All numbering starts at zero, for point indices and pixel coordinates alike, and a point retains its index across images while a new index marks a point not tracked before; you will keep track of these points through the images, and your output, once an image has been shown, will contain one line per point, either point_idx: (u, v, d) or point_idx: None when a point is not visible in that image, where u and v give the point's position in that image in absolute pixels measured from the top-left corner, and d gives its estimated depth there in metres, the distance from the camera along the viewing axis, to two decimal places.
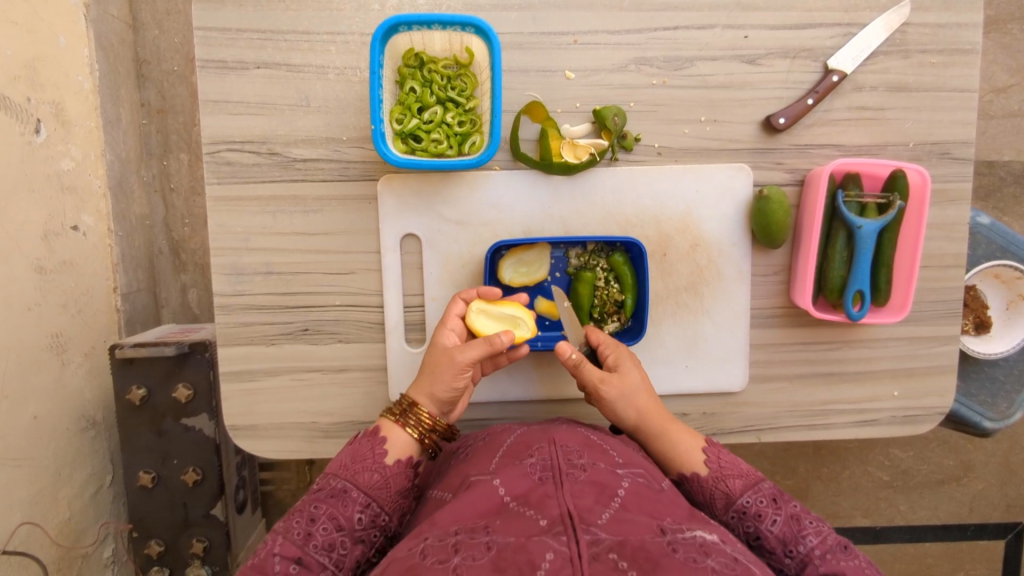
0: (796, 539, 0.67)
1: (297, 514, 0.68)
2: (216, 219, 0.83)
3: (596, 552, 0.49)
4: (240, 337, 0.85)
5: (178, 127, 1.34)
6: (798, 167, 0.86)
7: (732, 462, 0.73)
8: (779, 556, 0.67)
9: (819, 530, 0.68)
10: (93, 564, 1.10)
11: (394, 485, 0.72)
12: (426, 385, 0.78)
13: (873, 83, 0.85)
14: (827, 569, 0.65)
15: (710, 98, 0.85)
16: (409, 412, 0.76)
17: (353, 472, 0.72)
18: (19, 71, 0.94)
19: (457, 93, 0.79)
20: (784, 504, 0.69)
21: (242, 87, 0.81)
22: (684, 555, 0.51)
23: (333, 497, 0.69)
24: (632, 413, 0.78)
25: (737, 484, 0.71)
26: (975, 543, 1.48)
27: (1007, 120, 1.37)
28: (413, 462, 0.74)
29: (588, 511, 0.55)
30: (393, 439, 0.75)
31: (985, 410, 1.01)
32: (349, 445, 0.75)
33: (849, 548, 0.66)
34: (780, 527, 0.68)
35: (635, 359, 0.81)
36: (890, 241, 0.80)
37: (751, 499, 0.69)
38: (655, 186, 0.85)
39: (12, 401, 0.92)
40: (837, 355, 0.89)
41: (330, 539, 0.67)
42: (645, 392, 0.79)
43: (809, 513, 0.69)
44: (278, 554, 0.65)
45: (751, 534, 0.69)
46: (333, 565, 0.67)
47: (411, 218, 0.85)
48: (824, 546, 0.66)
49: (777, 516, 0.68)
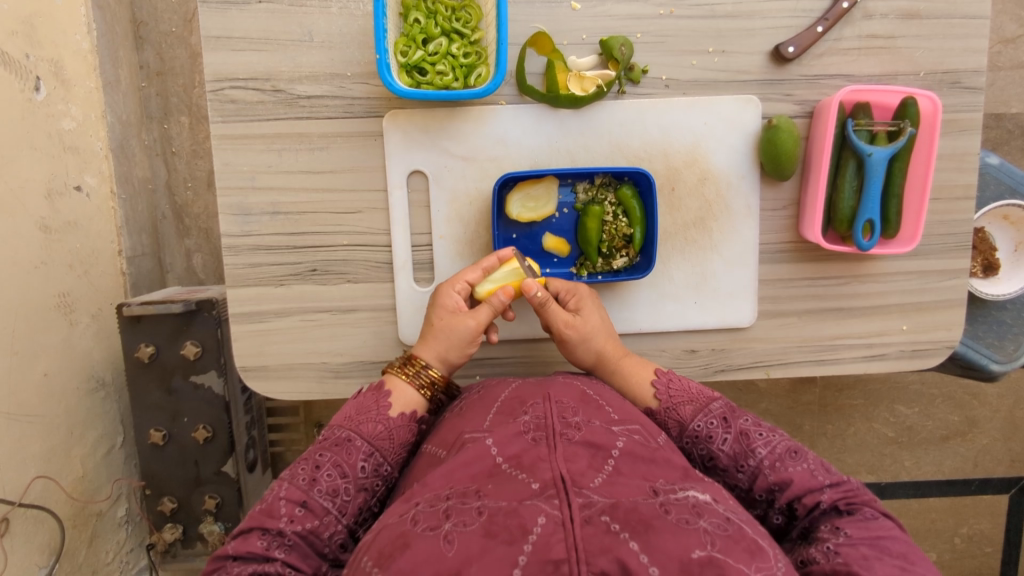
0: (746, 454, 0.70)
1: (303, 462, 0.67)
2: (221, 159, 0.83)
3: (588, 516, 0.49)
4: (249, 278, 0.85)
5: (178, 90, 1.33)
6: (807, 99, 0.85)
7: (682, 388, 0.77)
8: (732, 472, 0.70)
9: (769, 440, 0.70)
10: (108, 522, 1.11)
11: (398, 437, 0.72)
12: (439, 349, 0.79)
13: (883, 10, 0.84)
14: (776, 477, 0.67)
15: (718, 28, 0.84)
16: (421, 372, 0.77)
17: (357, 423, 0.71)
18: (16, 26, 0.93)
19: (462, 25, 0.81)
20: (733, 421, 0.71)
21: (244, 24, 0.81)
22: (676, 517, 0.50)
23: (338, 446, 0.69)
24: (592, 355, 0.82)
25: (688, 411, 0.74)
26: (980, 498, 1.49)
27: (1015, 71, 1.35)
28: (415, 416, 0.74)
29: (580, 475, 0.54)
30: (401, 394, 0.75)
31: (992, 353, 1.01)
32: (353, 399, 0.75)
33: (799, 453, 0.69)
34: (731, 444, 0.70)
35: (597, 302, 0.85)
36: (900, 169, 0.81)
37: (702, 423, 0.73)
38: (664, 119, 0.85)
39: (23, 357, 0.92)
40: (846, 290, 0.89)
41: (334, 485, 0.66)
42: (604, 335, 0.83)
43: (759, 426, 0.71)
44: (284, 498, 0.64)
45: (706, 456, 0.72)
46: (337, 511, 0.66)
47: (418, 154, 0.84)
48: (774, 455, 0.68)
49: (727, 434, 0.71)
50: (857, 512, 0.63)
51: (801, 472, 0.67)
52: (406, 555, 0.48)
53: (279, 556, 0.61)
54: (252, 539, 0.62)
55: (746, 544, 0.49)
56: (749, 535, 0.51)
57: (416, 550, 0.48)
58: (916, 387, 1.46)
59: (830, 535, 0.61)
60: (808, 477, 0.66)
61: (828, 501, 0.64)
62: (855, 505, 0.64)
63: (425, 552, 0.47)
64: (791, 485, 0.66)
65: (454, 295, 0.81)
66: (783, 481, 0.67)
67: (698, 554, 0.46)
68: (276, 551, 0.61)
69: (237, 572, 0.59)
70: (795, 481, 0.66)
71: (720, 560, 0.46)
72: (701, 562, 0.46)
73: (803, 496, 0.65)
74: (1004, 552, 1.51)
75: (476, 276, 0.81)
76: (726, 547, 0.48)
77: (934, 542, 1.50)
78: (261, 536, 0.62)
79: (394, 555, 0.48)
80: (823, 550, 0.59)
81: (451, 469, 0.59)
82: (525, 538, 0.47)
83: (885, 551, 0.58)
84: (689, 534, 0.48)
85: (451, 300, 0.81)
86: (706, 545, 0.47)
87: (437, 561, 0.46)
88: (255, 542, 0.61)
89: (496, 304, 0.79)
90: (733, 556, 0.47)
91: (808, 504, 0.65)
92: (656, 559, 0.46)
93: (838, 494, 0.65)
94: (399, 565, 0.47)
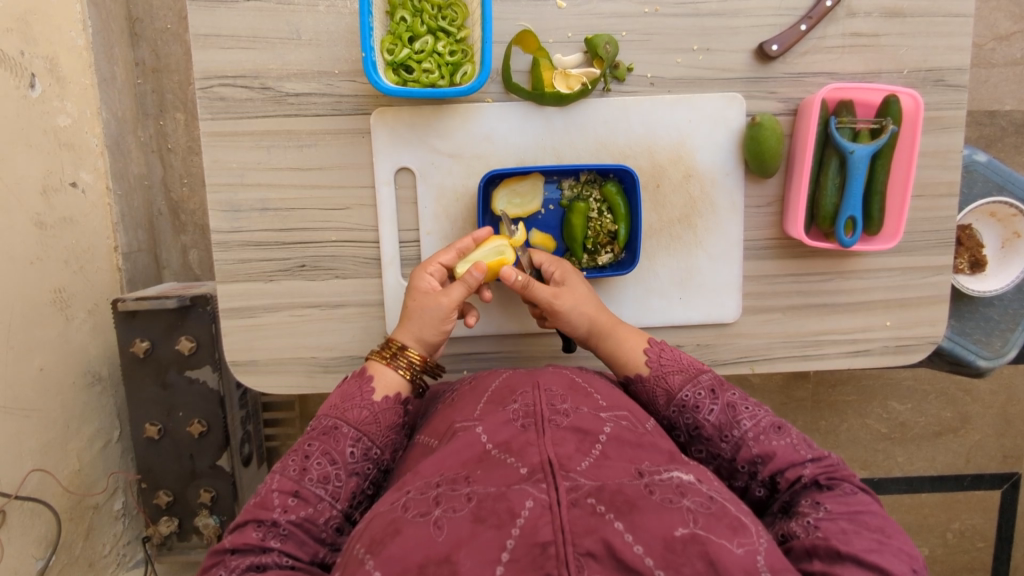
0: (731, 425, 0.70)
1: (293, 453, 0.68)
2: (211, 155, 0.84)
3: (574, 498, 0.50)
4: (239, 274, 0.86)
5: (173, 86, 1.33)
6: (791, 97, 0.86)
7: (673, 358, 0.78)
8: (715, 442, 0.71)
9: (755, 414, 0.70)
10: (104, 515, 1.12)
11: (385, 420, 0.73)
12: (414, 330, 0.80)
13: (867, 9, 0.85)
14: (759, 449, 0.68)
15: (702, 26, 0.84)
16: (399, 355, 0.78)
17: (343, 410, 0.72)
18: (12, 24, 0.94)
19: (448, 23, 0.82)
20: (721, 393, 0.72)
21: (233, 21, 0.81)
22: (661, 496, 0.51)
23: (326, 435, 0.69)
24: (585, 324, 0.82)
25: (677, 380, 0.75)
26: (972, 494, 1.50)
27: (1008, 68, 1.35)
28: (400, 399, 0.75)
29: (568, 458, 0.55)
30: (382, 377, 0.76)
31: (980, 348, 1.02)
32: (338, 388, 0.76)
33: (783, 429, 0.70)
34: (717, 414, 0.71)
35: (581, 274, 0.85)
36: (883, 167, 0.82)
37: (690, 392, 0.73)
38: (649, 117, 0.85)
39: (18, 352, 0.93)
40: (830, 286, 0.90)
41: (324, 472, 0.67)
42: (594, 303, 0.83)
43: (746, 400, 0.72)
44: (276, 490, 0.65)
45: (691, 425, 0.73)
46: (330, 497, 0.66)
47: (404, 151, 0.85)
48: (758, 428, 0.69)
49: (714, 404, 0.72)
50: (837, 487, 0.64)
51: (784, 446, 0.68)
52: (397, 541, 0.48)
53: (275, 545, 0.62)
54: (248, 532, 0.62)
55: (729, 521, 0.50)
56: (731, 513, 0.52)
57: (407, 536, 0.49)
58: (909, 383, 1.46)
59: (811, 509, 0.62)
60: (790, 451, 0.67)
61: (810, 475, 0.66)
62: (836, 480, 0.65)
63: (415, 538, 0.48)
64: (774, 458, 0.67)
65: (428, 277, 0.82)
66: (766, 453, 0.67)
67: (682, 532, 0.48)
68: (272, 541, 0.62)
69: (234, 565, 0.60)
70: (778, 454, 0.67)
71: (702, 537, 0.48)
72: (684, 540, 0.47)
73: (785, 469, 0.66)
74: (995, 547, 1.52)
75: (450, 257, 0.82)
76: (709, 524, 0.49)
77: (927, 537, 1.51)
78: (256, 528, 0.62)
79: (384, 541, 0.49)
80: (803, 524, 0.60)
81: (442, 457, 0.59)
82: (513, 522, 0.48)
83: (863, 525, 0.59)
84: (673, 513, 0.49)
85: (425, 282, 0.81)
86: (689, 523, 0.49)
87: (427, 546, 0.47)
88: (251, 534, 0.62)
89: (469, 280, 0.79)
90: (716, 532, 0.49)
91: (790, 478, 0.66)
92: (640, 538, 0.47)
93: (819, 469, 0.66)
94: (390, 551, 0.48)
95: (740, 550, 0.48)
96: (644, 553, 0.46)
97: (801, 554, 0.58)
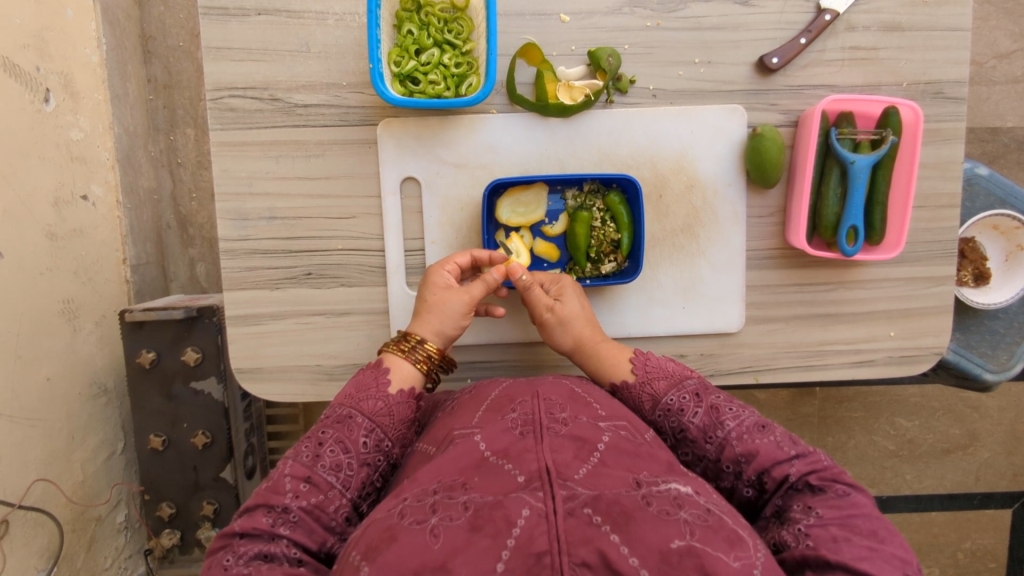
0: (716, 426, 0.71)
1: (305, 440, 0.68)
2: (221, 164, 0.85)
3: (571, 508, 0.50)
4: (245, 281, 0.87)
5: (184, 102, 1.36)
6: (792, 108, 0.87)
7: (658, 365, 0.78)
8: (701, 444, 0.71)
9: (738, 415, 0.71)
10: (106, 529, 1.12)
11: (398, 413, 0.73)
12: (433, 324, 0.80)
13: (865, 23, 0.86)
14: (743, 449, 0.68)
15: (703, 40, 0.86)
16: (417, 348, 0.77)
17: (357, 400, 0.72)
18: (28, 40, 0.96)
19: (454, 36, 0.84)
20: (705, 396, 0.73)
21: (243, 33, 0.83)
22: (657, 508, 0.51)
23: (339, 423, 0.69)
24: (570, 339, 0.83)
25: (662, 385, 0.76)
26: (982, 513, 1.47)
27: (1009, 86, 1.36)
28: (414, 392, 0.75)
29: (565, 466, 0.55)
30: (398, 370, 0.76)
31: (985, 362, 1.02)
32: (352, 378, 0.76)
33: (767, 427, 0.70)
34: (701, 417, 0.72)
35: (580, 292, 0.85)
36: (883, 177, 0.83)
37: (674, 397, 0.74)
38: (652, 128, 0.87)
39: (25, 361, 0.94)
40: (833, 296, 0.90)
41: (337, 460, 0.67)
42: (584, 321, 0.83)
43: (730, 402, 0.73)
44: (289, 475, 0.65)
45: (676, 428, 0.73)
46: (341, 485, 0.66)
47: (410, 161, 0.86)
48: (741, 428, 0.70)
49: (698, 407, 0.72)
50: (828, 488, 0.63)
51: (768, 445, 0.68)
52: (393, 547, 0.48)
53: (284, 533, 0.61)
54: (258, 516, 0.62)
55: (726, 535, 0.50)
56: (728, 526, 0.52)
57: (402, 543, 0.49)
58: (916, 400, 1.46)
59: (802, 515, 0.61)
60: (774, 450, 0.67)
61: (797, 475, 0.65)
62: (827, 480, 0.64)
63: (411, 545, 0.48)
64: (757, 457, 0.67)
65: (444, 274, 0.82)
66: (749, 453, 0.68)
67: (677, 545, 0.48)
68: (282, 528, 0.61)
69: (244, 551, 0.59)
70: (761, 453, 0.67)
71: (698, 549, 0.48)
72: (680, 552, 0.47)
73: (771, 468, 0.66)
74: (1009, 568, 1.49)
75: (466, 259, 0.84)
76: (706, 536, 0.49)
77: (937, 557, 1.49)
78: (266, 513, 0.62)
79: (380, 547, 0.49)
80: (795, 532, 0.60)
81: (440, 463, 0.59)
82: (509, 531, 0.48)
83: (854, 530, 0.59)
84: (669, 525, 0.49)
85: (442, 278, 0.82)
86: (685, 535, 0.49)
87: (423, 553, 0.47)
88: (260, 519, 0.61)
89: (490, 281, 0.82)
90: (713, 545, 0.49)
91: (776, 477, 0.66)
92: (636, 550, 0.47)
93: (806, 466, 0.66)
94: (385, 557, 0.48)
95: (736, 563, 0.48)
96: (639, 564, 0.46)
97: (794, 566, 0.58)
